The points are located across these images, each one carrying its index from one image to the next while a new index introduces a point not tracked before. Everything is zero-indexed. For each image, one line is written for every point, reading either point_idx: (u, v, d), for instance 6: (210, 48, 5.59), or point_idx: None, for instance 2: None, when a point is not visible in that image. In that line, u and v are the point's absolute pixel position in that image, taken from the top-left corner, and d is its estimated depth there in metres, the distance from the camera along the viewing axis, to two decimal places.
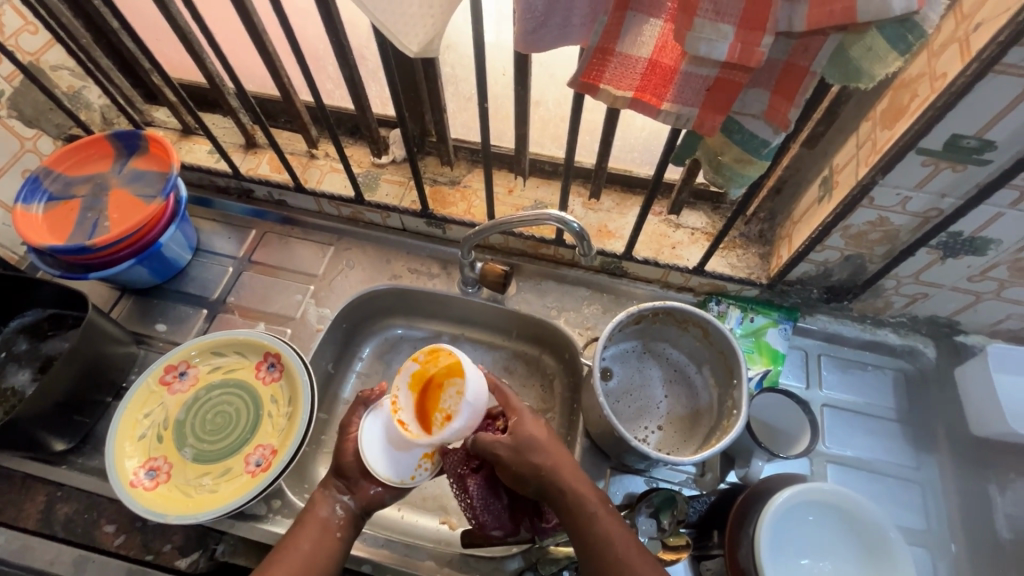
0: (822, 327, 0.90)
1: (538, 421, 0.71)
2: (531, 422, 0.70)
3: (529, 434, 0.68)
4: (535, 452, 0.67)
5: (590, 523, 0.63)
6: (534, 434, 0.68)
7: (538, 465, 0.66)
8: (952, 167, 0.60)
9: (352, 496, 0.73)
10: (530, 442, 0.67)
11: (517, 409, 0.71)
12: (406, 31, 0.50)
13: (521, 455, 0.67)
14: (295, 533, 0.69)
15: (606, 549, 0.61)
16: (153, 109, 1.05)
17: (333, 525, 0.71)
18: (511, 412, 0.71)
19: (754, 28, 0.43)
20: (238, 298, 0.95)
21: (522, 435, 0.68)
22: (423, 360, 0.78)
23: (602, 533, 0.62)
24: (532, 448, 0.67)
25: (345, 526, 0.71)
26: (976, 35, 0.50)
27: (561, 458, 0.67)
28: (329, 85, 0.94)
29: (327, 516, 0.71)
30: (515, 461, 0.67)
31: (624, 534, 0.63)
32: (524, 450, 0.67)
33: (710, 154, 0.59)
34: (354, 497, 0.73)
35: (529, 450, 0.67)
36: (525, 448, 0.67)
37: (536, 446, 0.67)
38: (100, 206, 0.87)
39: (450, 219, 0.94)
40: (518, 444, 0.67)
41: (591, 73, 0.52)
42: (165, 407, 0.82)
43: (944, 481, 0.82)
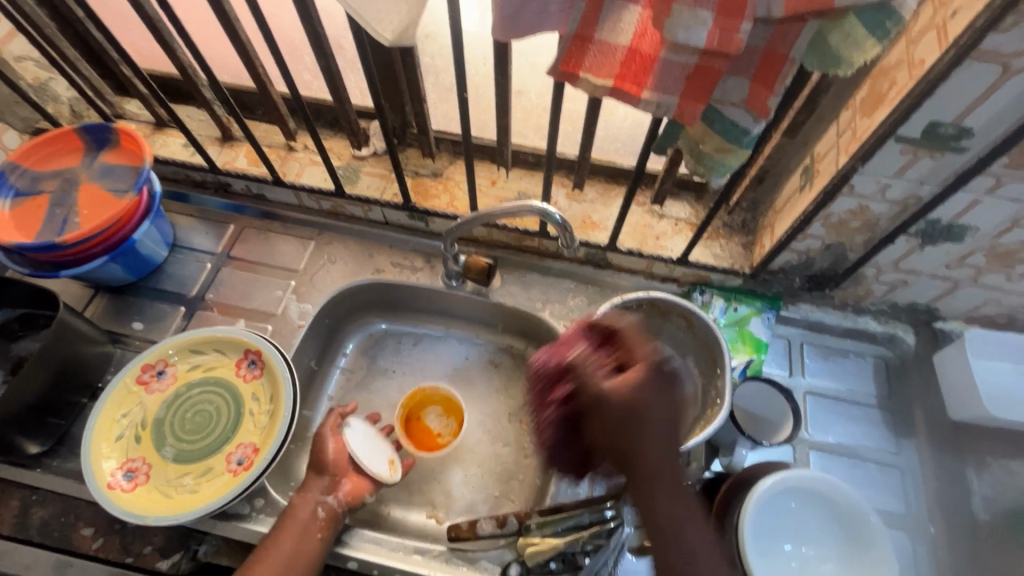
0: (804, 316, 0.91)
1: (668, 393, 0.51)
2: (653, 391, 0.51)
3: (642, 408, 0.50)
4: (637, 437, 0.49)
5: (676, 545, 0.49)
6: (650, 407, 0.50)
7: (632, 451, 0.49)
8: (930, 155, 0.60)
9: (335, 496, 0.73)
10: (638, 420, 0.50)
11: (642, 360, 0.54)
12: (380, 18, 0.48)
13: (619, 430, 0.50)
14: (275, 536, 0.69)
15: (693, 573, 0.48)
16: (125, 102, 1.02)
17: (314, 527, 0.71)
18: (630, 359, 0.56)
19: (732, 14, 0.43)
20: (217, 294, 0.93)
21: (634, 403, 0.50)
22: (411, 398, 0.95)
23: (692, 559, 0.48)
24: (637, 428, 0.49)
25: (325, 527, 0.71)
26: (953, 21, 0.50)
27: (668, 449, 0.50)
28: (306, 76, 0.92)
29: (309, 520, 0.71)
30: (610, 434, 0.50)
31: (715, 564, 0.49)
32: (626, 428, 0.50)
33: (691, 143, 0.58)
34: (337, 496, 0.74)
35: (636, 425, 0.49)
36: (633, 417, 0.50)
37: (644, 422, 0.50)
38: (70, 202, 0.84)
39: (433, 212, 0.93)
40: (628, 410, 0.50)
41: (570, 61, 0.51)
42: (143, 407, 0.80)
43: (923, 465, 0.83)
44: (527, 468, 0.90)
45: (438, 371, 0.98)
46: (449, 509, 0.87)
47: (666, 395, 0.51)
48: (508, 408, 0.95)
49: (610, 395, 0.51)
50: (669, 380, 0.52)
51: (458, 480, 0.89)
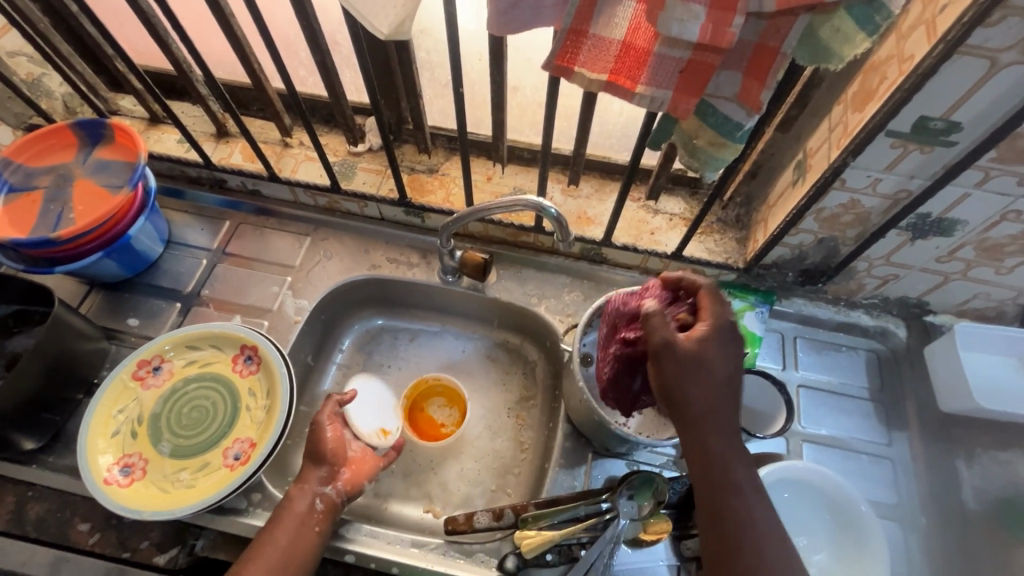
0: (797, 310, 0.91)
1: (726, 350, 0.60)
2: (715, 343, 0.59)
3: (700, 358, 0.58)
4: (692, 385, 0.58)
5: (725, 477, 0.58)
6: (714, 357, 0.58)
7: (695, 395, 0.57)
8: (919, 149, 0.61)
9: (332, 487, 0.74)
10: (696, 369, 0.58)
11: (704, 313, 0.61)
12: (376, 13, 0.49)
13: (680, 376, 0.58)
14: (270, 531, 0.69)
15: (733, 509, 0.57)
16: (119, 97, 1.02)
17: (312, 519, 0.71)
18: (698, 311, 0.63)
19: (723, 9, 0.43)
20: (212, 290, 0.93)
21: (698, 354, 0.58)
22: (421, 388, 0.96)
23: (734, 500, 0.57)
24: (693, 377, 0.58)
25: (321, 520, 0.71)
26: (941, 15, 0.51)
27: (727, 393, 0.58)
28: (302, 72, 0.92)
29: (304, 517, 0.70)
30: (672, 377, 0.58)
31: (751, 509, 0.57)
32: (687, 375, 0.58)
33: (685, 138, 0.59)
34: (336, 486, 0.74)
35: (703, 373, 0.58)
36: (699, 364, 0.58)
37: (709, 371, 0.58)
38: (64, 198, 0.84)
39: (429, 208, 0.93)
40: (696, 359, 0.58)
41: (565, 56, 0.52)
42: (139, 402, 0.80)
43: (914, 457, 0.84)
44: (523, 462, 0.90)
45: (434, 366, 0.98)
46: (445, 503, 0.88)
47: (724, 347, 0.59)
48: (505, 403, 0.96)
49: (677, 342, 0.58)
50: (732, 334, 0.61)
51: (455, 474, 0.90)
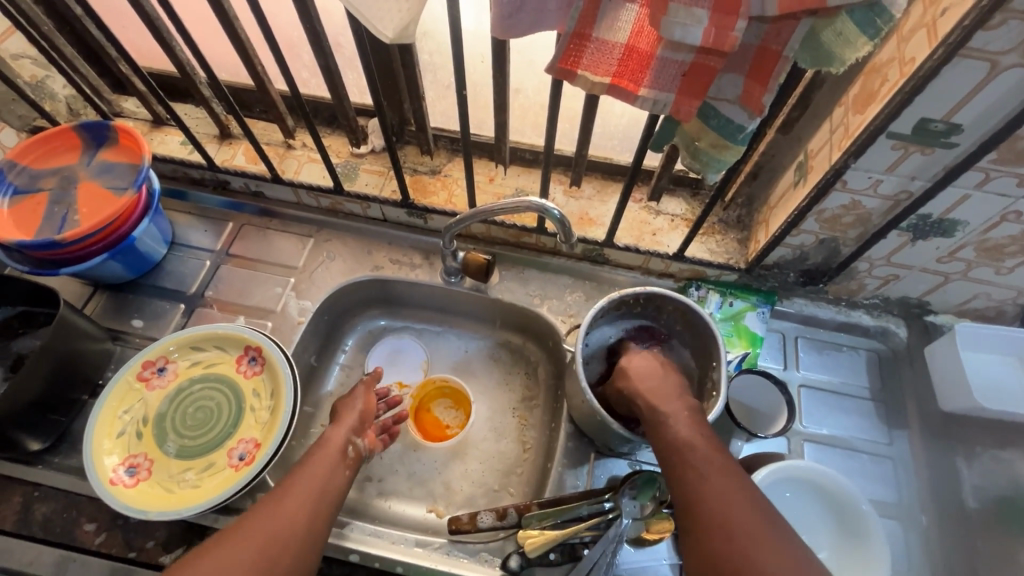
0: (799, 310, 0.92)
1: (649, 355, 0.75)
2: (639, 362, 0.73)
3: (626, 362, 0.74)
4: (626, 377, 0.73)
5: (670, 431, 0.63)
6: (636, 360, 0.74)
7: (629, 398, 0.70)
8: (920, 150, 0.62)
9: (362, 439, 0.78)
10: (625, 371, 0.73)
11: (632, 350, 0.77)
12: (380, 16, 0.49)
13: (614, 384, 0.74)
14: (307, 466, 0.70)
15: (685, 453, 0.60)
16: (122, 99, 1.02)
17: (345, 462, 0.74)
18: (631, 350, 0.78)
19: (726, 13, 0.44)
20: (216, 291, 0.94)
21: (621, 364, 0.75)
22: (433, 391, 0.98)
23: (682, 441, 0.61)
24: (624, 376, 0.73)
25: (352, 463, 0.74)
26: (942, 19, 0.51)
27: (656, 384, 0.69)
28: (305, 74, 0.93)
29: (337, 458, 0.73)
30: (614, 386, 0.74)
31: (705, 442, 0.61)
32: (619, 377, 0.74)
33: (687, 140, 0.60)
34: (365, 439, 0.78)
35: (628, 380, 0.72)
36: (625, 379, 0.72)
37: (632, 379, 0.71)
38: (69, 200, 0.84)
39: (432, 209, 0.93)
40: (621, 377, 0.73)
41: (568, 59, 0.52)
42: (145, 403, 0.81)
43: (915, 455, 0.84)
44: (526, 462, 0.91)
45: (436, 367, 0.99)
46: (448, 502, 0.89)
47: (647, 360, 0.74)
48: (508, 402, 0.96)
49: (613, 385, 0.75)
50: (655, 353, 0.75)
51: (458, 473, 0.90)
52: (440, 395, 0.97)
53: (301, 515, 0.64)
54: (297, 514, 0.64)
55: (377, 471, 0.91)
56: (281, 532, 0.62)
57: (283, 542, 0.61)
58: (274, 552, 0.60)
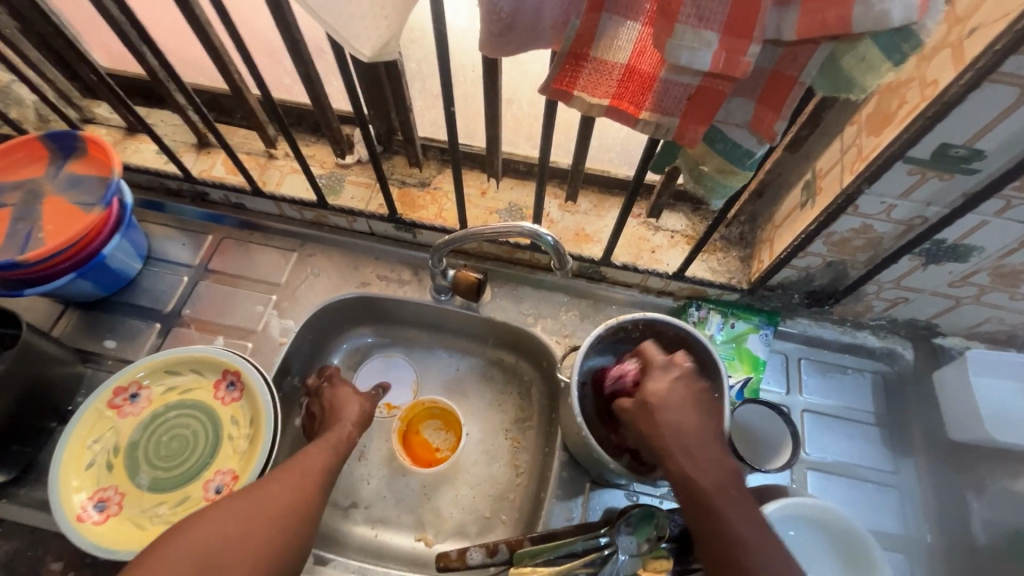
0: (803, 331, 0.88)
1: (676, 381, 0.65)
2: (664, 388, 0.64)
3: (652, 393, 0.64)
4: (657, 412, 0.62)
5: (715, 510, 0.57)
6: (664, 393, 0.64)
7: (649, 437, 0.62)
8: (939, 176, 0.58)
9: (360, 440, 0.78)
10: (652, 405, 0.63)
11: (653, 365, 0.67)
12: (357, 34, 0.44)
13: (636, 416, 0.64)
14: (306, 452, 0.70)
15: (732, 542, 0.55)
16: (94, 105, 0.97)
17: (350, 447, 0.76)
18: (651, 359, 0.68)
19: (740, 36, 0.39)
20: (194, 310, 0.89)
21: (645, 394, 0.64)
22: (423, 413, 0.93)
23: (733, 533, 0.55)
24: (652, 412, 0.63)
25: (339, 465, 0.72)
26: (970, 40, 0.47)
27: (686, 423, 0.62)
28: (286, 80, 0.87)
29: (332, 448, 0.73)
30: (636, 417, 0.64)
31: (758, 532, 0.56)
32: (645, 409, 0.63)
33: (691, 163, 0.56)
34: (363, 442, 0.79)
35: (654, 414, 0.63)
36: (648, 410, 0.63)
37: (663, 413, 0.62)
38: (34, 216, 0.79)
39: (421, 224, 0.89)
40: (643, 408, 0.63)
41: (563, 80, 0.48)
42: (116, 432, 0.76)
43: (921, 484, 0.81)
44: (518, 487, 0.87)
45: (425, 387, 0.95)
46: (438, 531, 0.85)
47: (671, 386, 0.64)
48: (500, 424, 0.92)
49: (626, 406, 0.65)
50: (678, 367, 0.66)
51: (448, 499, 0.87)
52: (430, 417, 0.93)
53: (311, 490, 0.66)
54: (304, 489, 0.66)
55: (363, 497, 0.87)
56: (288, 505, 0.63)
57: (294, 514, 0.63)
58: (283, 525, 0.61)
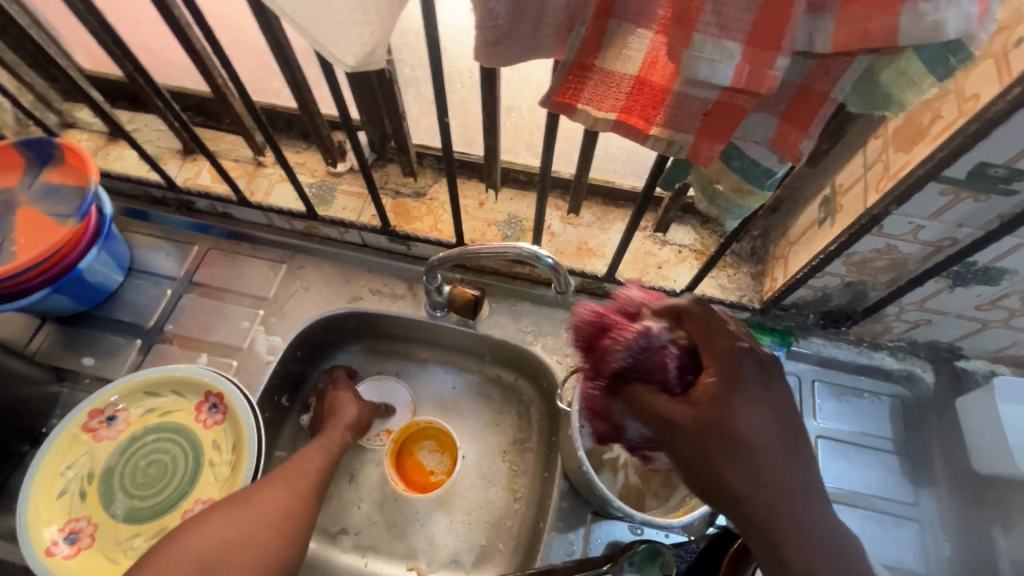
0: (816, 351, 0.83)
1: (760, 391, 0.43)
2: (744, 402, 0.42)
3: (729, 410, 0.42)
4: (739, 444, 0.41)
5: None
6: (747, 414, 0.42)
7: (722, 488, 0.42)
8: (973, 197, 0.53)
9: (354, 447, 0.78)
10: (733, 431, 0.41)
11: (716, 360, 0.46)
12: (338, 41, 0.40)
13: (699, 441, 0.42)
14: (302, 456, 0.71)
15: None
16: (74, 108, 0.92)
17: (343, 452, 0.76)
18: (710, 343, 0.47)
19: (766, 46, 0.35)
20: (177, 325, 0.85)
21: (714, 412, 0.42)
22: (419, 431, 0.88)
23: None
24: (730, 442, 0.41)
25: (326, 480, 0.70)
26: (1016, 51, 0.42)
27: (783, 463, 0.41)
28: (274, 84, 0.83)
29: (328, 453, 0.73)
30: (698, 443, 0.42)
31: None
32: (720, 435, 0.42)
33: (704, 182, 0.52)
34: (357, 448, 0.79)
35: (737, 445, 0.41)
36: (724, 436, 0.42)
37: (752, 457, 0.41)
38: (6, 227, 0.75)
39: (415, 236, 0.85)
40: (717, 435, 0.42)
41: (566, 92, 0.44)
42: (90, 457, 0.72)
43: (942, 517, 0.77)
44: (516, 514, 0.83)
45: (420, 406, 0.91)
46: (431, 560, 0.81)
47: (759, 402, 0.43)
48: (498, 446, 0.88)
49: (681, 419, 0.44)
50: (765, 374, 0.44)
51: (443, 527, 0.83)
52: (427, 435, 0.88)
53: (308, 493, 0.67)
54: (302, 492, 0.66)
55: (353, 523, 0.83)
56: (285, 509, 0.63)
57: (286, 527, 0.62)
58: (274, 539, 0.60)
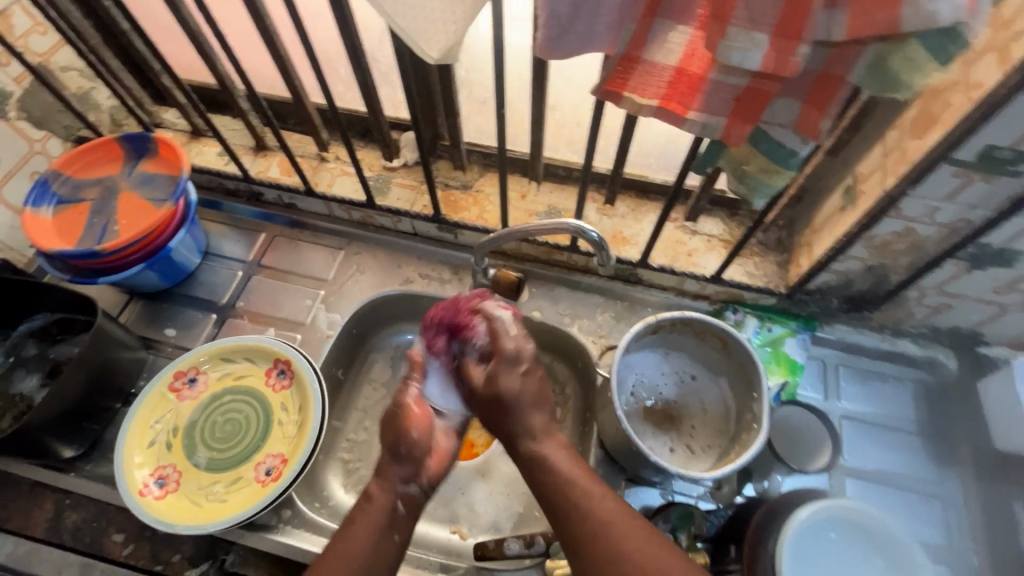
0: (841, 337, 0.87)
1: (519, 374, 0.61)
2: (517, 385, 0.60)
3: (505, 391, 0.60)
4: (507, 405, 0.59)
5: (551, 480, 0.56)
6: (509, 390, 0.60)
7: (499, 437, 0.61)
8: (984, 179, 0.58)
9: (417, 485, 0.61)
10: (500, 399, 0.60)
11: (502, 352, 0.61)
12: (427, 38, 0.48)
13: (487, 408, 0.61)
14: (363, 502, 0.59)
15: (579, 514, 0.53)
16: (162, 110, 1.04)
17: (395, 526, 0.58)
18: (500, 338, 0.62)
19: (789, 37, 0.41)
20: (247, 302, 0.94)
21: (494, 390, 0.60)
22: None
23: None
24: (501, 407, 0.60)
25: (404, 526, 0.58)
26: (1016, 43, 0.48)
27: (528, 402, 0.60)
28: (340, 87, 0.93)
29: (391, 496, 0.59)
30: (488, 405, 0.61)
31: None
32: (497, 407, 0.60)
33: (733, 164, 0.58)
34: (420, 484, 0.62)
35: (503, 408, 0.60)
36: (497, 405, 0.60)
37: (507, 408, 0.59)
38: (110, 211, 0.86)
39: (463, 225, 0.93)
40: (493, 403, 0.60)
41: (615, 81, 0.51)
42: (175, 413, 0.81)
43: (965, 495, 0.80)
44: None
45: None
46: (472, 525, 0.87)
47: (521, 382, 0.60)
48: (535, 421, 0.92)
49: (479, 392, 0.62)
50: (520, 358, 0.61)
51: (483, 494, 0.88)
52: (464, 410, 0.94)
53: (389, 545, 0.57)
54: (383, 544, 0.56)
55: None
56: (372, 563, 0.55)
57: None
58: None
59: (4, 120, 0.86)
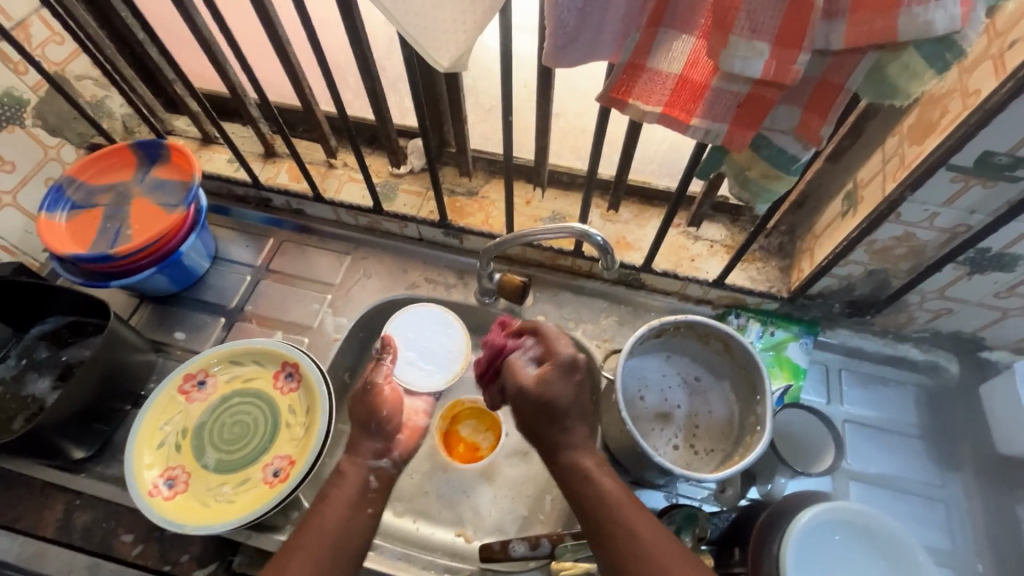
0: (842, 342, 0.88)
1: (574, 383, 0.63)
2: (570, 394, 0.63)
3: (558, 399, 0.62)
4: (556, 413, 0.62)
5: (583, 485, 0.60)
6: (563, 398, 0.62)
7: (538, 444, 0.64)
8: (982, 184, 0.60)
9: (387, 461, 0.70)
10: (551, 405, 0.62)
11: (561, 360, 0.64)
12: (438, 46, 0.50)
13: (532, 411, 0.62)
14: (338, 477, 0.67)
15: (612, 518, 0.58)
16: (173, 118, 1.06)
17: (365, 501, 0.66)
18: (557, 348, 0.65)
19: (789, 46, 0.43)
20: (255, 306, 0.96)
21: (547, 394, 0.62)
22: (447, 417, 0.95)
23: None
24: (551, 413, 0.62)
25: (375, 500, 0.66)
26: (1011, 52, 0.50)
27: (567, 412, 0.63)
28: (349, 96, 0.95)
29: (362, 470, 0.68)
30: (529, 410, 0.63)
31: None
32: (545, 413, 0.62)
33: (736, 169, 0.59)
34: (389, 460, 0.70)
35: (553, 413, 0.62)
36: (547, 410, 0.62)
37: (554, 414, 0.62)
38: (123, 215, 0.88)
39: (469, 230, 0.94)
40: (543, 408, 0.62)
41: (620, 88, 0.52)
42: (184, 415, 0.82)
43: (969, 499, 0.80)
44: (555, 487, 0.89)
45: (462, 387, 0.99)
46: (477, 527, 0.87)
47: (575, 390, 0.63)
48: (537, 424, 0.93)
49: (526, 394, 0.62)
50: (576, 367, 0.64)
51: (487, 497, 0.89)
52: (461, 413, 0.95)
53: (362, 516, 0.64)
54: (357, 516, 0.64)
55: (403, 491, 0.90)
56: (345, 535, 0.62)
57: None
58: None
59: (21, 126, 0.88)
